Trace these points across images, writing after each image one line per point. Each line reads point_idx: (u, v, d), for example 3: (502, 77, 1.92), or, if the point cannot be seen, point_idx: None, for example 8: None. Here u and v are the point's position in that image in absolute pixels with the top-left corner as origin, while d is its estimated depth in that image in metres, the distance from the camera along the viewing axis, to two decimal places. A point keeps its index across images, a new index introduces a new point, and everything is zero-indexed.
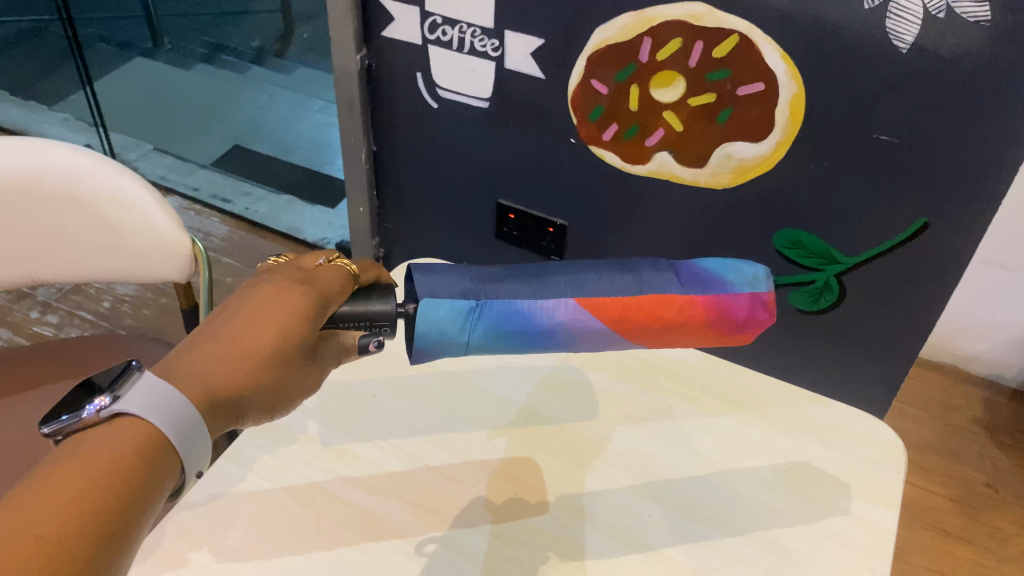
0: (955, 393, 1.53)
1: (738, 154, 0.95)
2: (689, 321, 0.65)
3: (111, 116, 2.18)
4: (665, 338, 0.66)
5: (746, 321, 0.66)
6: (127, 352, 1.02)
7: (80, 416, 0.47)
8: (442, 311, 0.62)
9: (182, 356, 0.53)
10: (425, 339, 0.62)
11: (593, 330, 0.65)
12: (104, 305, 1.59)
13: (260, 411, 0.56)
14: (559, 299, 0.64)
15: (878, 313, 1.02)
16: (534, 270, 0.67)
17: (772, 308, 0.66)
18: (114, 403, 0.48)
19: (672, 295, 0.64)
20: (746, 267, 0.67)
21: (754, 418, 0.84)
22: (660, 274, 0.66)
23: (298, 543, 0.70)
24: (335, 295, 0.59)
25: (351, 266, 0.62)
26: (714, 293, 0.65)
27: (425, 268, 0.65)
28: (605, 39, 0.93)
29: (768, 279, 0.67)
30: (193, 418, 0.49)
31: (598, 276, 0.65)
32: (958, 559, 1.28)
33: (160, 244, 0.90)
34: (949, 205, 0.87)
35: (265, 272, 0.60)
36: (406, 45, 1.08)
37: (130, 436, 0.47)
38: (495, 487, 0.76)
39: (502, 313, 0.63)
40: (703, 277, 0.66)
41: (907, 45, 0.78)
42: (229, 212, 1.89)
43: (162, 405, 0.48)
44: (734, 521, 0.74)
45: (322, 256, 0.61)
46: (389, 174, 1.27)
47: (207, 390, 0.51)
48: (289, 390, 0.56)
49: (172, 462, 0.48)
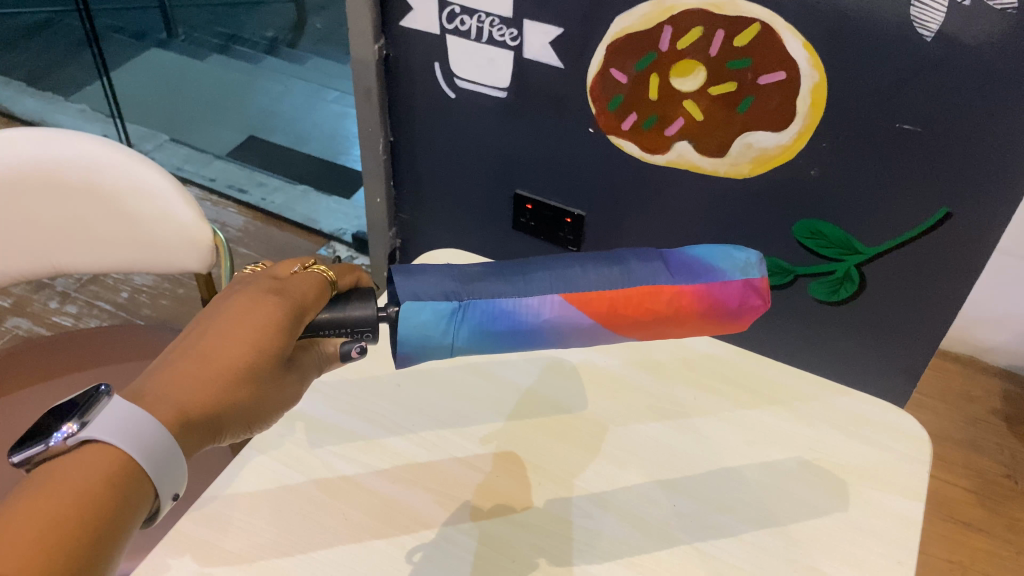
0: (973, 384, 1.53)
1: (758, 143, 0.95)
2: (679, 312, 0.63)
3: (126, 107, 2.18)
4: (654, 330, 0.65)
5: (739, 309, 0.64)
6: (149, 343, 1.03)
7: (47, 445, 0.46)
8: (423, 316, 0.61)
9: (152, 379, 0.52)
10: (408, 345, 0.61)
11: (582, 326, 0.63)
12: (122, 295, 1.60)
13: (239, 427, 0.55)
14: (544, 297, 0.62)
15: (898, 303, 1.02)
16: (518, 267, 0.66)
17: (766, 294, 0.64)
18: (81, 430, 0.47)
19: (661, 287, 0.62)
20: (736, 254, 0.65)
21: (774, 409, 0.84)
22: (648, 265, 0.64)
23: (321, 531, 0.70)
24: (311, 302, 0.58)
25: (327, 272, 0.61)
26: (704, 282, 0.63)
27: (404, 272, 0.63)
28: (625, 28, 0.93)
29: (760, 264, 0.64)
30: (167, 442, 0.49)
31: (585, 270, 0.64)
32: (977, 549, 1.27)
33: (180, 234, 0.90)
34: (973, 194, 0.87)
35: (239, 282, 0.59)
36: (423, 35, 1.07)
37: (99, 466, 0.46)
38: (518, 479, 0.76)
39: (485, 314, 0.62)
40: (694, 266, 0.64)
41: (932, 33, 0.78)
42: (244, 202, 1.89)
43: (130, 431, 0.47)
44: (758, 512, 0.74)
45: (296, 264, 0.61)
46: (405, 165, 1.27)
47: (180, 412, 0.51)
48: (268, 404, 0.56)
49: (145, 490, 0.48)
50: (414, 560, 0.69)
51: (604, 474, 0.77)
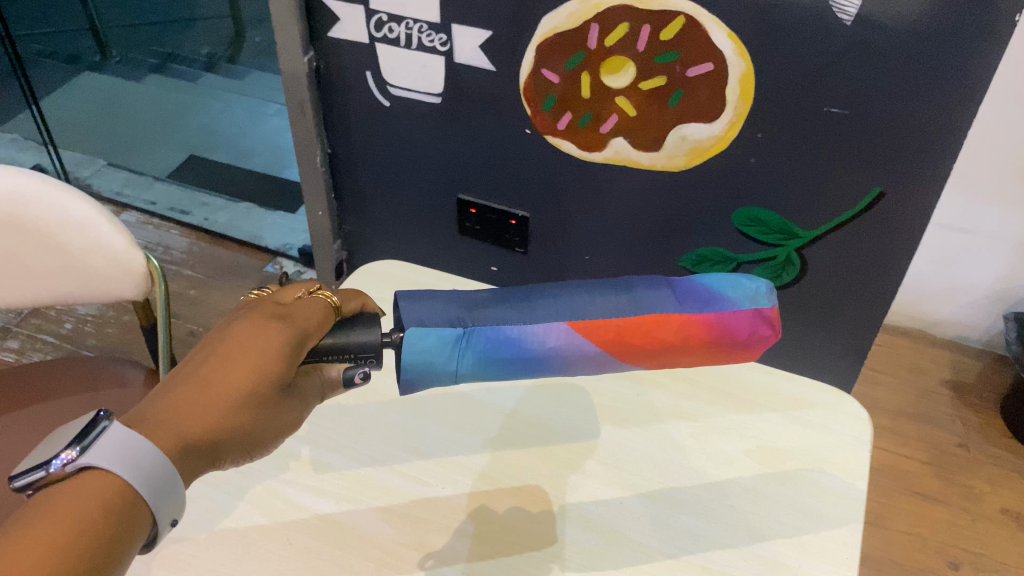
0: (923, 357, 1.56)
1: (692, 135, 0.95)
2: (687, 340, 0.63)
3: (59, 133, 2.13)
4: (664, 358, 0.65)
5: (748, 339, 0.64)
6: (83, 372, 0.97)
7: (47, 471, 0.46)
8: (428, 341, 0.61)
9: (154, 404, 0.52)
10: (412, 371, 0.62)
11: (589, 354, 0.63)
12: (66, 326, 1.57)
13: (240, 454, 0.55)
14: (550, 325, 0.63)
15: (839, 286, 1.04)
16: (526, 294, 0.66)
17: (776, 324, 0.65)
18: (80, 457, 0.47)
19: (670, 315, 0.63)
20: (747, 283, 0.66)
21: (720, 399, 0.85)
22: (657, 292, 0.65)
23: (270, 559, 0.69)
24: (314, 328, 0.57)
25: (332, 298, 0.60)
26: (713, 310, 0.63)
27: (411, 298, 0.65)
28: (553, 28, 0.93)
29: (769, 294, 0.65)
30: (164, 468, 0.48)
31: (593, 298, 0.64)
32: (934, 520, 1.30)
33: (113, 263, 0.88)
34: (901, 173, 0.88)
35: (242, 307, 0.59)
36: (353, 45, 1.06)
37: (96, 493, 0.46)
38: (467, 488, 0.76)
39: (490, 340, 0.62)
40: (703, 295, 0.64)
41: (851, 16, 0.79)
42: (187, 223, 1.86)
43: (128, 458, 0.47)
44: (706, 504, 0.75)
45: (302, 290, 0.60)
46: (345, 176, 1.26)
47: (180, 438, 0.51)
48: (269, 430, 0.55)
49: (144, 516, 0.48)
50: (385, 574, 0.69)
51: (553, 478, 0.77)
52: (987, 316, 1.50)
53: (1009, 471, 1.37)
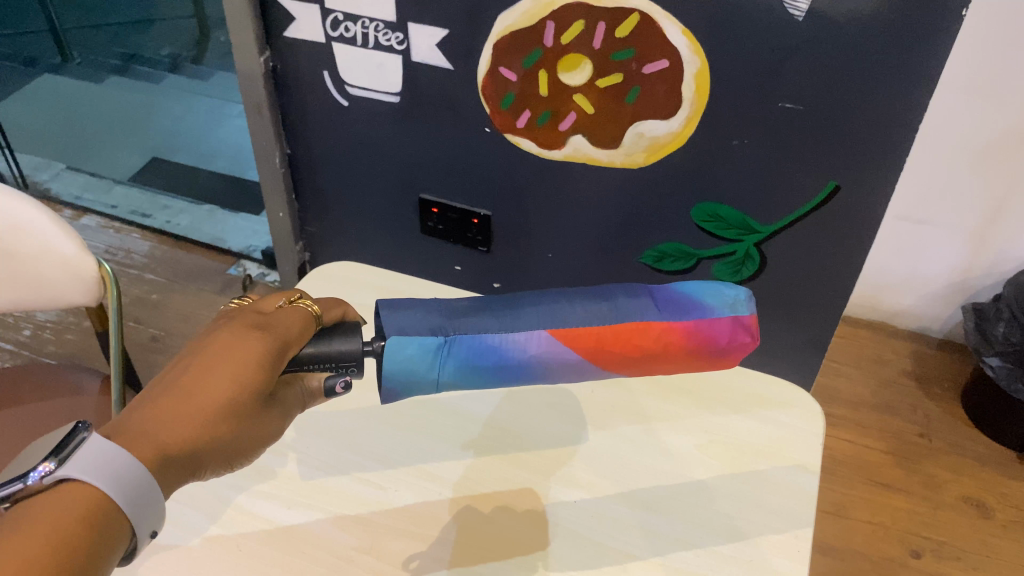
0: (885, 348, 1.58)
1: (650, 132, 0.95)
2: (667, 348, 0.63)
3: (17, 136, 2.09)
4: (645, 366, 0.65)
5: (728, 345, 0.64)
6: (33, 382, 0.95)
7: (25, 483, 0.44)
8: (409, 350, 0.62)
9: (133, 415, 0.50)
10: (394, 379, 0.62)
11: (569, 362, 0.63)
12: (24, 333, 1.54)
13: (220, 466, 0.53)
14: (532, 333, 0.62)
15: (797, 281, 1.05)
16: (507, 301, 0.66)
17: (755, 331, 0.65)
18: (58, 469, 0.45)
19: (650, 323, 0.63)
20: (725, 291, 0.65)
21: (678, 398, 0.85)
22: (636, 300, 0.64)
23: (217, 567, 0.69)
24: (295, 336, 0.57)
25: (313, 307, 0.60)
26: (693, 318, 0.63)
27: (391, 306, 0.65)
28: (509, 26, 0.92)
29: (748, 302, 0.65)
30: (145, 480, 0.47)
31: (574, 306, 0.64)
32: (895, 508, 1.31)
33: (62, 268, 0.86)
34: (854, 167, 0.89)
35: (220, 318, 0.58)
36: (310, 45, 1.05)
37: (75, 506, 0.44)
38: (425, 492, 0.76)
39: (471, 349, 0.62)
40: (682, 302, 0.64)
41: (802, 12, 0.79)
42: (149, 227, 1.84)
43: (109, 470, 0.46)
44: (662, 503, 0.75)
45: (282, 298, 0.60)
46: (306, 177, 1.25)
47: (162, 448, 0.49)
48: (248, 442, 0.54)
49: (124, 530, 0.46)
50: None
51: (498, 475, 0.78)
52: (947, 306, 1.52)
53: (969, 459, 1.39)
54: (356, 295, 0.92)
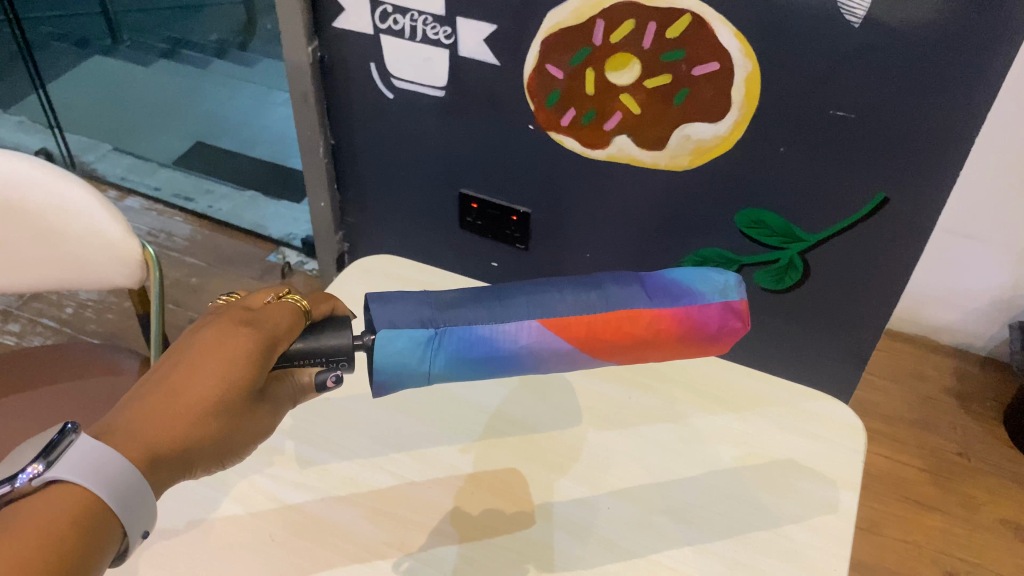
0: (925, 363, 1.54)
1: (696, 135, 0.94)
2: (658, 335, 0.62)
3: (66, 117, 2.13)
4: (636, 355, 0.64)
5: (718, 331, 0.63)
6: (76, 359, 0.97)
7: (12, 486, 0.45)
8: (399, 343, 0.60)
9: (121, 415, 0.51)
10: (385, 372, 0.61)
11: (561, 352, 0.62)
12: (67, 311, 1.57)
13: (210, 462, 0.54)
14: (522, 323, 0.62)
15: (840, 291, 1.03)
16: (498, 293, 0.65)
17: (745, 316, 0.64)
18: (47, 471, 0.45)
19: (640, 310, 0.62)
20: (715, 277, 0.65)
21: (716, 407, 0.83)
22: (626, 289, 0.64)
23: (244, 554, 0.69)
24: (285, 333, 0.56)
25: (302, 302, 0.59)
26: (683, 305, 0.63)
27: (381, 299, 0.64)
28: (557, 23, 0.91)
29: (737, 286, 0.65)
30: (134, 479, 0.47)
31: (563, 296, 0.63)
32: (930, 528, 1.29)
33: (107, 250, 0.87)
34: (903, 177, 0.87)
35: (209, 313, 0.58)
36: (358, 36, 1.06)
37: (63, 507, 0.45)
38: (455, 494, 0.75)
39: (462, 340, 0.61)
40: (672, 289, 0.64)
41: (859, 19, 0.78)
42: (191, 211, 1.86)
43: (98, 471, 0.46)
44: (696, 512, 0.73)
45: (270, 293, 0.59)
46: (348, 168, 1.25)
47: (149, 449, 0.49)
48: (239, 438, 0.54)
49: (114, 530, 0.47)
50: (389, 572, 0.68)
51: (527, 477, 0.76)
52: (990, 323, 1.49)
53: (1009, 481, 1.36)
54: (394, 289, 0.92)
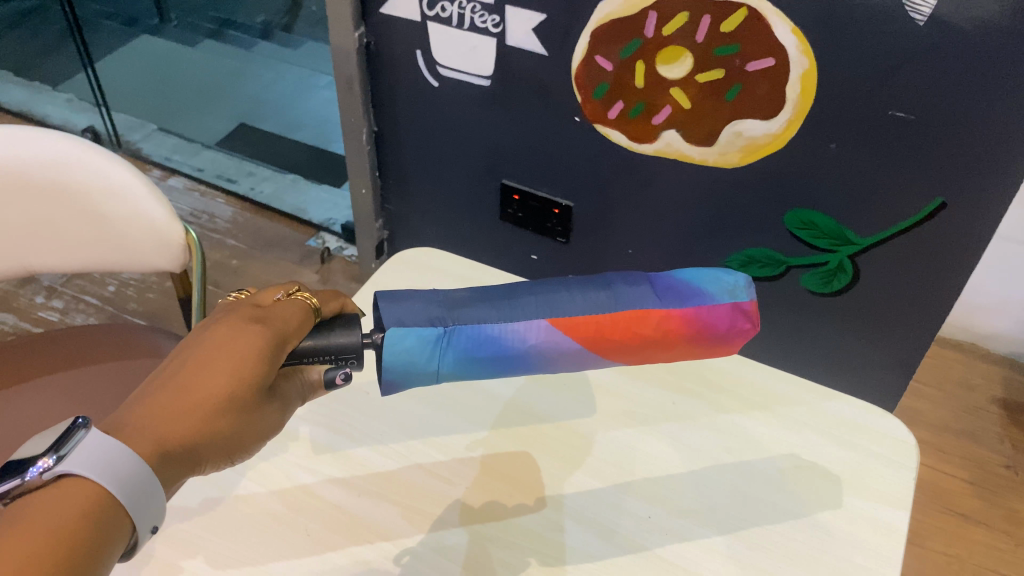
0: (974, 371, 1.50)
1: (747, 132, 0.92)
2: (667, 336, 0.60)
3: (113, 96, 2.15)
4: (644, 355, 0.62)
5: (727, 333, 0.61)
6: (117, 339, 0.97)
7: (24, 479, 0.45)
8: (408, 342, 0.59)
9: (131, 411, 0.50)
10: (393, 371, 0.60)
11: (569, 351, 0.61)
12: (109, 289, 1.59)
13: (220, 459, 0.54)
14: (531, 322, 0.60)
15: (890, 296, 1.00)
16: (507, 291, 0.64)
17: (755, 317, 0.62)
18: (58, 465, 0.45)
19: (648, 311, 0.60)
20: (724, 277, 0.63)
21: (760, 414, 0.81)
22: (635, 288, 0.62)
23: (280, 546, 0.68)
24: (293, 330, 0.56)
25: (312, 299, 0.59)
26: (693, 305, 0.61)
27: (391, 297, 0.62)
28: (608, 14, 0.89)
29: (747, 287, 0.62)
30: (143, 474, 0.47)
31: (573, 296, 0.62)
32: (973, 542, 1.25)
33: (150, 233, 0.87)
34: (963, 182, 0.84)
35: (218, 311, 0.58)
36: (404, 22, 1.05)
37: (74, 502, 0.45)
38: (495, 499, 0.72)
39: (471, 339, 0.60)
40: (681, 290, 0.62)
41: (924, 17, 0.75)
42: (233, 192, 1.87)
43: (109, 465, 0.46)
44: (743, 525, 0.71)
45: (280, 291, 0.59)
46: (390, 155, 1.24)
47: (159, 444, 0.49)
48: (249, 435, 0.54)
49: (123, 526, 0.46)
50: (402, 560, 0.68)
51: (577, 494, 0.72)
52: None
53: None
54: (433, 282, 0.91)
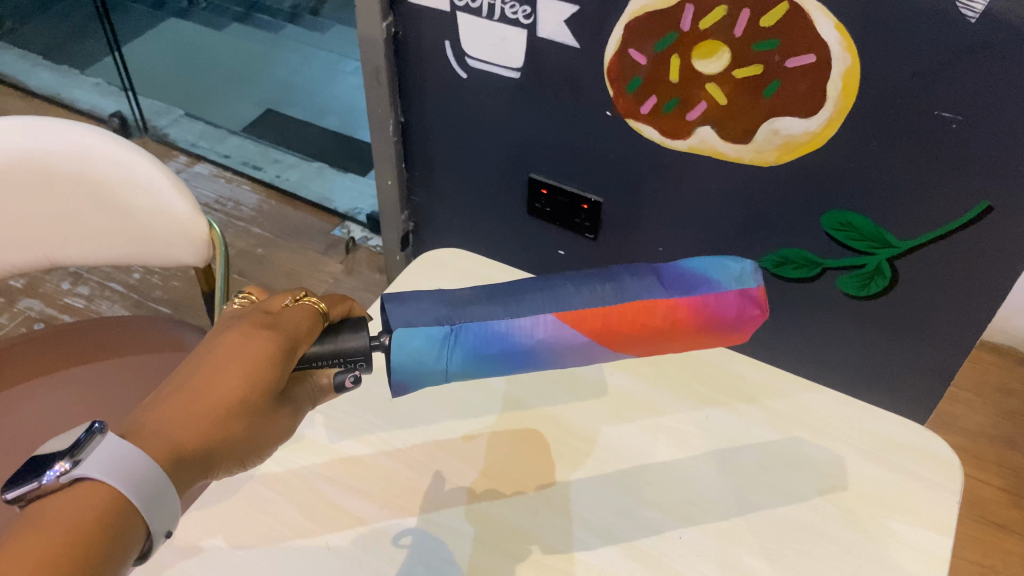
0: (1013, 376, 1.46)
1: (785, 130, 0.89)
2: (675, 327, 0.58)
3: (140, 80, 2.15)
4: (653, 346, 0.60)
5: (737, 320, 0.59)
6: (141, 333, 0.97)
7: (40, 482, 0.43)
8: (416, 342, 0.57)
9: (144, 415, 0.49)
10: (402, 373, 0.58)
11: (578, 344, 0.58)
12: (134, 276, 1.59)
13: (232, 463, 0.52)
14: (537, 317, 0.58)
15: (931, 301, 0.96)
16: (512, 288, 0.62)
17: (764, 303, 0.59)
18: (74, 469, 0.44)
19: (654, 302, 0.58)
20: (730, 264, 0.60)
21: (796, 425, 0.78)
22: (641, 280, 0.59)
23: (300, 562, 0.66)
24: (305, 334, 0.55)
25: (320, 303, 0.57)
26: (700, 294, 0.58)
27: (398, 299, 0.61)
28: (643, 6, 0.86)
29: (754, 273, 0.60)
30: (158, 479, 0.46)
31: (578, 289, 0.59)
32: (1009, 553, 1.23)
33: (175, 226, 0.86)
34: (1012, 185, 0.81)
35: (229, 317, 0.56)
36: (433, 12, 1.02)
37: (89, 506, 0.44)
38: (520, 514, 0.69)
39: (479, 337, 0.58)
40: (687, 279, 0.59)
41: (977, 14, 0.72)
42: (258, 179, 1.86)
43: (124, 471, 0.44)
44: (781, 549, 0.67)
45: (288, 296, 0.57)
46: (416, 145, 1.22)
47: (173, 449, 0.48)
48: (261, 440, 0.53)
49: (138, 531, 0.45)
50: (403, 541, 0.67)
51: (608, 502, 0.70)
52: None
53: None
54: (459, 280, 0.89)
